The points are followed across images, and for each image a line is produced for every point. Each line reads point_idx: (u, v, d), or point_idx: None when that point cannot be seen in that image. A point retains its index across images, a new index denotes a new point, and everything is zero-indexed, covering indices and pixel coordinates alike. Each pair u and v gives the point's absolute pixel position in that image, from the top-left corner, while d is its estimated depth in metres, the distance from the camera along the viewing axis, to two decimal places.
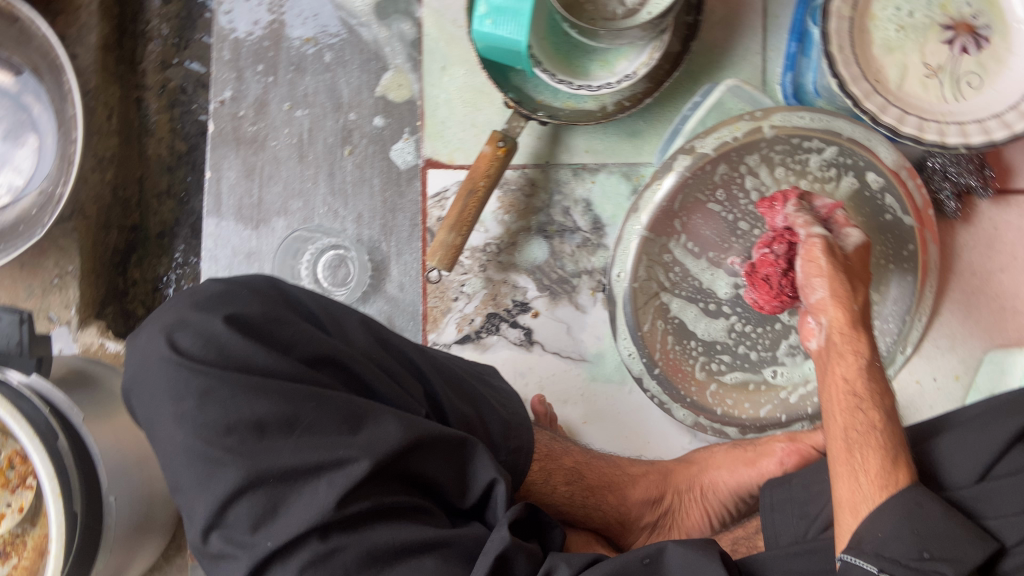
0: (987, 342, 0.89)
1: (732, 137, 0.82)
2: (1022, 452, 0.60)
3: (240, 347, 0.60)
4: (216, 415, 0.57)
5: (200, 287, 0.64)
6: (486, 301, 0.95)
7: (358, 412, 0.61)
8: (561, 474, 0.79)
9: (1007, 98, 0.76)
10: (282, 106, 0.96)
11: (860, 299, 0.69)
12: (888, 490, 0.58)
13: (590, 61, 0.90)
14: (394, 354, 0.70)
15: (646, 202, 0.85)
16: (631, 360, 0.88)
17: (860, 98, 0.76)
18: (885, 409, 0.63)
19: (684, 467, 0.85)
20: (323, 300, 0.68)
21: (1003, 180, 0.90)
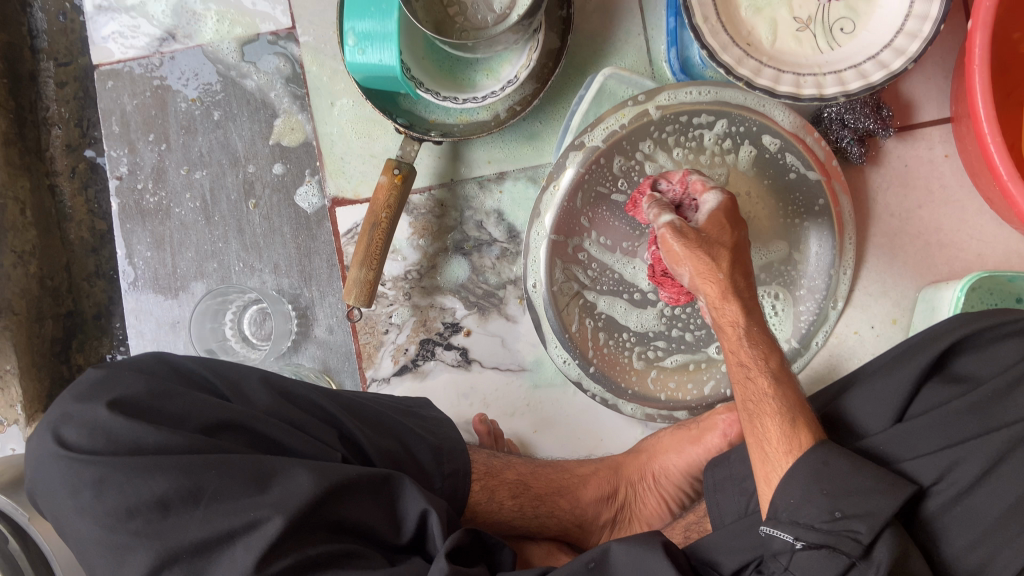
0: (918, 281, 0.89)
1: (619, 125, 0.83)
2: (931, 394, 0.60)
3: (126, 429, 0.58)
4: (116, 502, 0.55)
5: (82, 376, 0.62)
6: (417, 329, 0.94)
7: (265, 469, 0.59)
8: (505, 488, 0.77)
9: (881, 37, 0.75)
10: (180, 170, 0.95)
11: (724, 268, 0.68)
12: (793, 455, 0.59)
13: (474, 72, 0.90)
14: (298, 404, 0.68)
15: (548, 203, 0.84)
16: (567, 366, 0.87)
17: (732, 65, 0.75)
18: (769, 372, 0.65)
19: (633, 458, 0.85)
20: (211, 362, 0.68)
21: (906, 117, 0.89)
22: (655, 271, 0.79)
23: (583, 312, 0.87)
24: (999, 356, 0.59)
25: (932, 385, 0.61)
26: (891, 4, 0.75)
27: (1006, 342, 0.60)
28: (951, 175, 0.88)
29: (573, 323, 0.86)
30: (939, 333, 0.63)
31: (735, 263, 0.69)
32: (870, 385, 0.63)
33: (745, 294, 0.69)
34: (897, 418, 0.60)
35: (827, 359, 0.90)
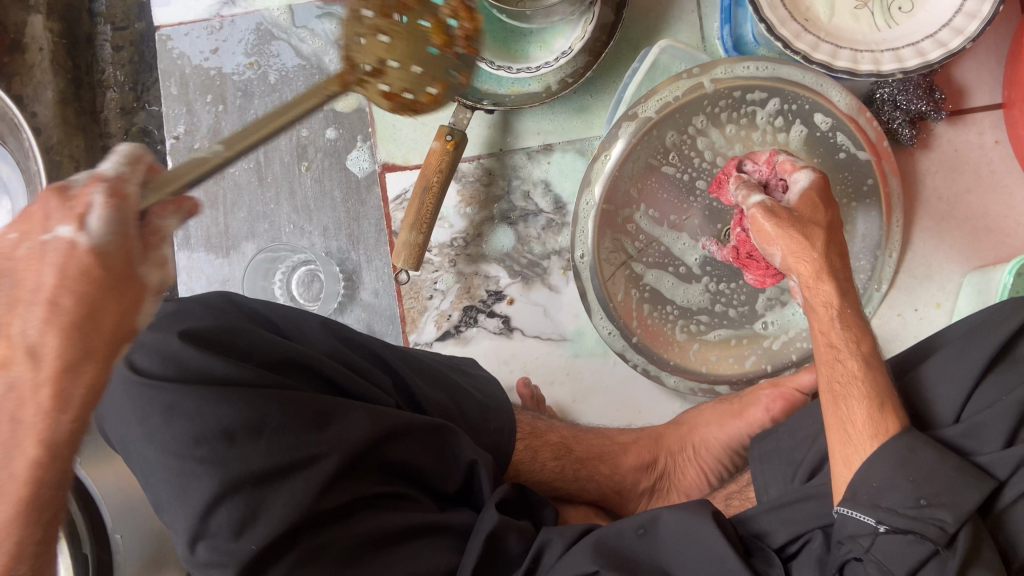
0: (964, 265, 0.89)
1: (673, 97, 0.83)
2: (999, 380, 0.60)
3: (197, 359, 0.60)
4: (184, 428, 0.57)
5: (154, 309, 0.65)
6: (461, 295, 0.95)
7: (324, 410, 0.62)
8: (547, 450, 0.79)
9: (940, 16, 0.75)
10: (235, 131, 0.97)
11: (819, 247, 0.70)
12: (878, 439, 0.59)
13: (528, 43, 0.91)
14: (357, 350, 0.71)
15: (598, 172, 0.85)
16: (611, 338, 0.88)
17: (790, 40, 0.75)
18: (863, 356, 0.66)
19: (674, 429, 0.85)
20: (280, 309, 0.70)
21: (957, 101, 0.89)
22: (740, 253, 0.80)
23: (631, 283, 0.87)
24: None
25: (999, 370, 0.60)
26: None
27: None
28: (1001, 160, 0.89)
29: (619, 293, 0.87)
30: (1003, 316, 0.62)
31: (831, 245, 0.71)
32: (937, 373, 0.63)
33: (841, 278, 0.71)
34: (963, 408, 0.61)
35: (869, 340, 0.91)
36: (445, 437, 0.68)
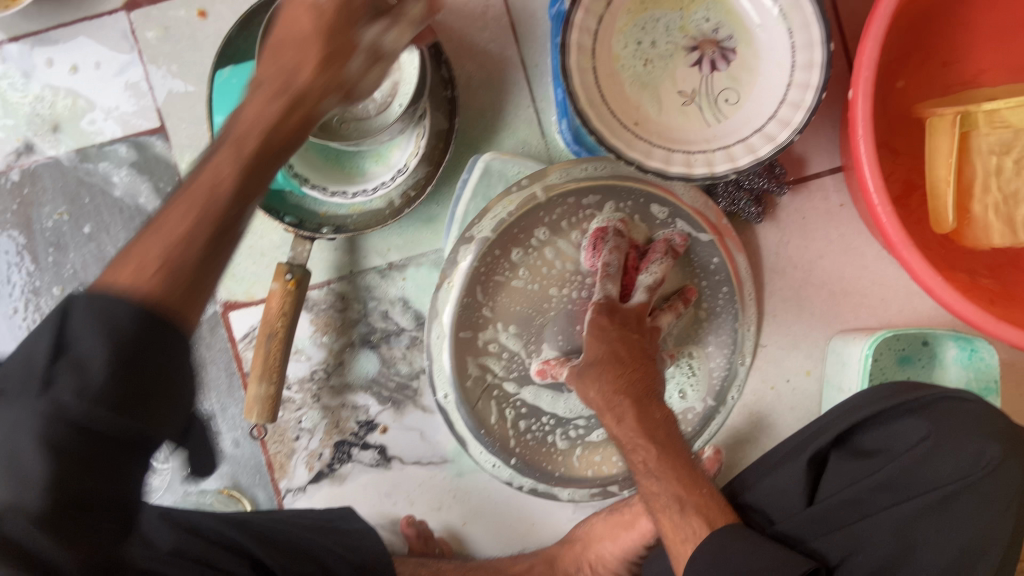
0: (827, 330, 0.90)
1: (507, 212, 0.82)
2: (839, 473, 0.69)
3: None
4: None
5: None
6: (330, 431, 0.89)
7: None
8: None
9: (765, 107, 0.75)
10: (52, 290, 0.88)
11: (595, 385, 0.75)
12: (687, 545, 0.66)
13: (362, 159, 0.86)
14: (203, 536, 0.64)
15: (445, 300, 0.83)
16: (497, 470, 0.86)
17: (623, 149, 0.74)
18: (651, 473, 0.70)
19: (567, 547, 0.83)
20: None
21: (799, 169, 0.90)
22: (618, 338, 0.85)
23: (501, 402, 0.86)
24: (885, 433, 0.69)
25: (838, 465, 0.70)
26: (772, 72, 0.75)
27: (907, 418, 0.68)
28: (847, 223, 0.90)
29: (491, 414, 0.85)
30: (827, 415, 0.75)
31: (622, 377, 0.74)
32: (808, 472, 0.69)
33: (624, 398, 0.73)
34: (809, 499, 0.70)
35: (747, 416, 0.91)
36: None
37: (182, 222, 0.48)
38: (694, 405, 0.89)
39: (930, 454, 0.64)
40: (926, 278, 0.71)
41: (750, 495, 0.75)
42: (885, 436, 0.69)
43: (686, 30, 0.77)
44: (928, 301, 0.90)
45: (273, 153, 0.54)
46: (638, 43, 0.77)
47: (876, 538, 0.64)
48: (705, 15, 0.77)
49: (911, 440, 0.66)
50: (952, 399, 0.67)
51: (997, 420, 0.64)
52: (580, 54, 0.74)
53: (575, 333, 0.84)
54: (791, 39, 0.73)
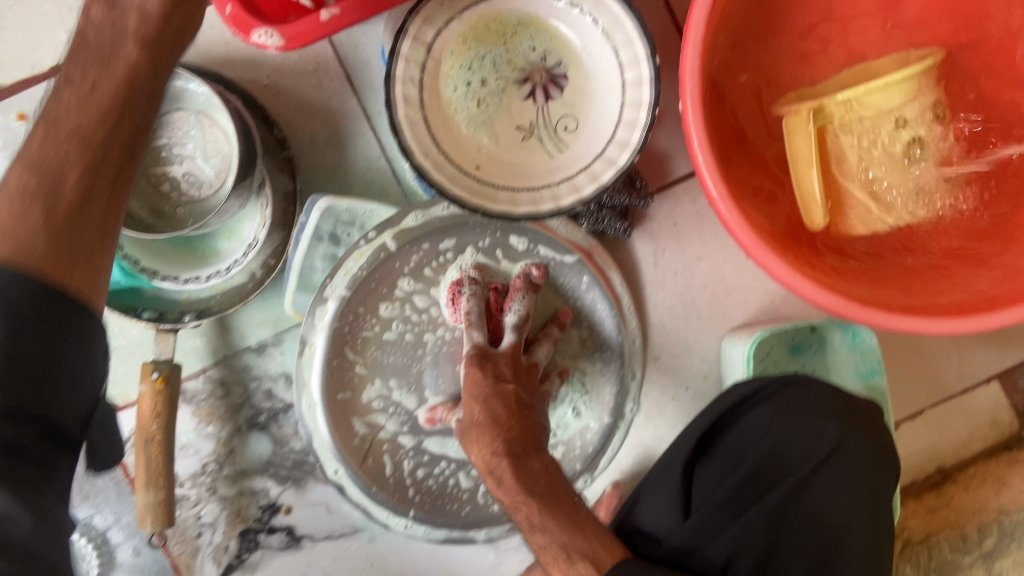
0: (717, 332, 0.89)
1: (358, 267, 0.78)
2: (702, 476, 0.68)
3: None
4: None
5: None
6: (232, 521, 0.86)
7: None
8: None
9: (603, 129, 0.74)
10: None
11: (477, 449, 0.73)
12: None
13: (212, 238, 0.84)
14: None
15: (309, 367, 0.80)
16: (412, 529, 0.82)
17: (466, 198, 0.71)
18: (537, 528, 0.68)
19: None
20: None
21: (661, 177, 0.88)
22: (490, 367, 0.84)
23: (394, 455, 0.83)
24: (745, 429, 0.68)
25: (701, 468, 0.68)
26: (605, 93, 0.74)
27: (751, 412, 0.69)
28: (718, 221, 0.88)
29: (386, 471, 0.82)
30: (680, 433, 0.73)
31: (502, 436, 0.72)
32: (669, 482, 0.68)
33: (501, 459, 0.71)
34: (684, 515, 0.66)
35: (653, 433, 0.89)
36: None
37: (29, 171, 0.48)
38: (591, 423, 0.88)
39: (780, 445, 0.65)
40: (788, 281, 0.69)
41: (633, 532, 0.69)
42: (749, 429, 0.68)
43: (513, 63, 0.74)
44: None
45: (132, 122, 0.52)
46: (467, 84, 0.74)
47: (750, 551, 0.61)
48: (530, 45, 0.75)
49: (761, 432, 0.67)
50: (794, 384, 0.69)
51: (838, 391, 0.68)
52: (406, 107, 0.71)
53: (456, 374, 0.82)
54: (617, 58, 0.72)
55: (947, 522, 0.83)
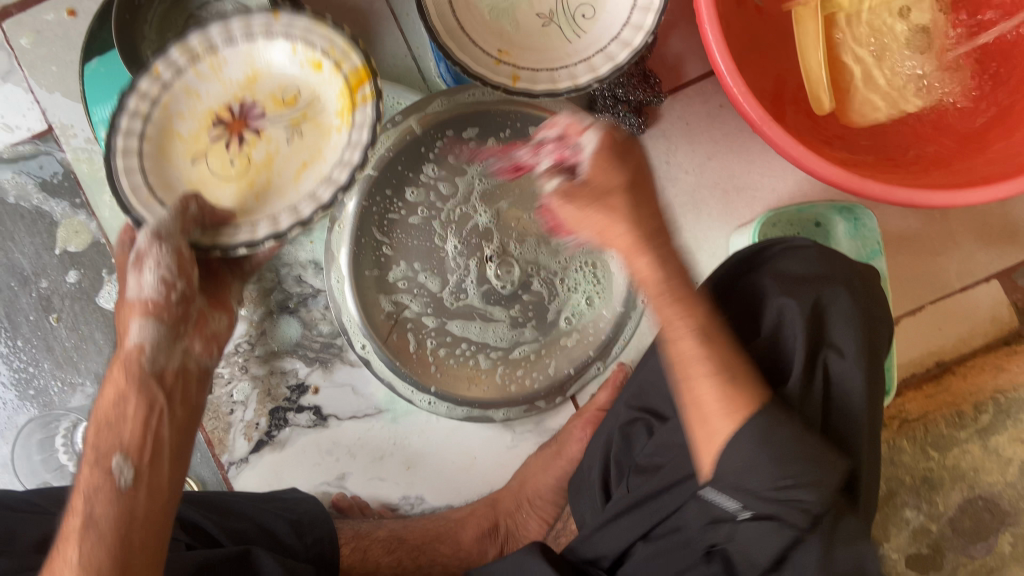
0: (726, 228, 0.92)
1: (386, 148, 0.83)
2: (706, 335, 0.73)
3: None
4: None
5: None
6: (263, 399, 0.91)
7: None
8: (377, 547, 0.80)
9: (620, 15, 0.76)
10: None
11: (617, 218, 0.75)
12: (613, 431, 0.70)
13: None
14: None
15: (338, 245, 0.84)
16: (436, 405, 0.87)
17: (488, 77, 0.75)
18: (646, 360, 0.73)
19: (508, 489, 0.85)
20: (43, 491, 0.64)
21: (675, 77, 0.91)
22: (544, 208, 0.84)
23: (418, 333, 0.86)
24: (749, 291, 0.70)
25: (706, 330, 0.73)
26: None
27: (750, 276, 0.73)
28: (728, 121, 0.92)
29: (410, 347, 0.86)
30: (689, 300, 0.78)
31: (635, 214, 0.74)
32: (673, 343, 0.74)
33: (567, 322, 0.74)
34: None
35: None
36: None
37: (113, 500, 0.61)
38: (603, 312, 0.91)
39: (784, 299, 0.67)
40: (793, 151, 0.72)
41: (633, 399, 0.73)
42: (754, 290, 0.71)
43: None
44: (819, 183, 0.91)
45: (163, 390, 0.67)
46: None
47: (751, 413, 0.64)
48: None
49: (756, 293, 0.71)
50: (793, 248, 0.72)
51: (834, 253, 0.71)
52: None
53: (479, 260, 0.87)
54: None
55: (944, 403, 0.93)
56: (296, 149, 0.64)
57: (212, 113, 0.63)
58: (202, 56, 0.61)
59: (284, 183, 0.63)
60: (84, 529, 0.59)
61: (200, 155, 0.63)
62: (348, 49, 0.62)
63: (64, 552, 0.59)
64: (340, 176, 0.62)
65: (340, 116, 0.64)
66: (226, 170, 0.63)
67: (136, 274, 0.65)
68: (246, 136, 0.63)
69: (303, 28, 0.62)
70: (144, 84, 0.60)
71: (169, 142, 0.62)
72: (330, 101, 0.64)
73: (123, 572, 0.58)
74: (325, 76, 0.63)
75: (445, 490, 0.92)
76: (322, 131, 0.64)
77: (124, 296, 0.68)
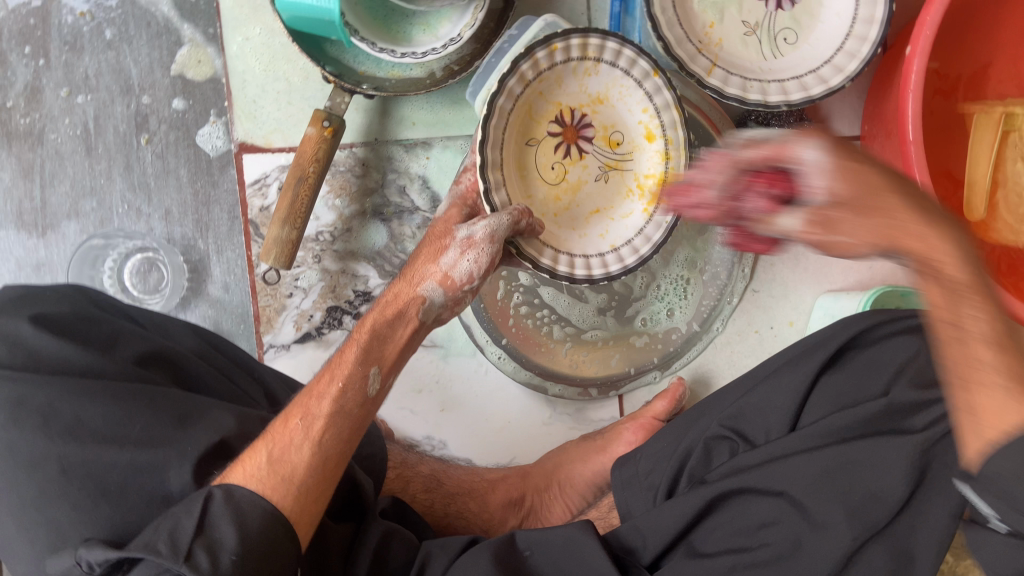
0: (816, 288, 0.93)
1: None
2: (822, 390, 0.65)
3: (40, 384, 0.53)
4: (34, 428, 0.52)
5: (2, 292, 0.60)
6: (325, 294, 0.86)
7: (189, 411, 0.56)
8: (418, 482, 0.81)
9: (822, 52, 0.77)
10: (59, 92, 0.84)
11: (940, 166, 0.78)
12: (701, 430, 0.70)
13: (409, 25, 0.84)
14: (225, 354, 0.69)
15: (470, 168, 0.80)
16: (502, 363, 0.88)
17: (685, 61, 0.75)
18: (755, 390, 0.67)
19: (542, 467, 0.84)
20: (147, 311, 0.66)
21: (821, 131, 0.92)
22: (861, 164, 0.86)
23: (509, 284, 0.87)
24: (884, 352, 0.65)
25: (823, 381, 0.65)
26: (832, 21, 0.77)
27: (897, 339, 0.65)
28: None
29: (498, 296, 0.87)
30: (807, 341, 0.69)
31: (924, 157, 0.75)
32: (776, 382, 0.66)
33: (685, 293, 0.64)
34: (791, 424, 0.65)
35: (728, 357, 0.93)
36: (348, 476, 0.66)
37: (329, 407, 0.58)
38: (678, 326, 0.91)
39: (925, 379, 0.62)
40: None
41: (725, 418, 0.67)
42: (896, 360, 0.64)
43: None
44: (916, 277, 0.93)
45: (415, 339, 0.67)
46: None
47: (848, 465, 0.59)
48: None
49: (895, 362, 0.64)
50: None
51: None
52: None
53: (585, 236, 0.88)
54: None
55: None
56: (599, 189, 0.73)
57: (560, 110, 0.71)
58: (587, 59, 0.68)
59: (579, 215, 0.73)
60: (327, 420, 0.57)
61: (536, 141, 0.71)
62: (682, 152, 0.70)
63: (292, 423, 0.57)
64: (627, 256, 0.71)
65: (643, 192, 0.73)
66: (546, 171, 0.72)
67: (457, 251, 0.64)
68: (572, 149, 0.72)
69: (663, 101, 0.69)
70: (538, 56, 0.66)
71: (526, 116, 0.70)
72: (644, 169, 0.73)
73: (336, 465, 0.57)
74: (653, 151, 0.72)
75: (469, 444, 0.90)
76: (624, 190, 0.74)
77: (446, 228, 0.66)
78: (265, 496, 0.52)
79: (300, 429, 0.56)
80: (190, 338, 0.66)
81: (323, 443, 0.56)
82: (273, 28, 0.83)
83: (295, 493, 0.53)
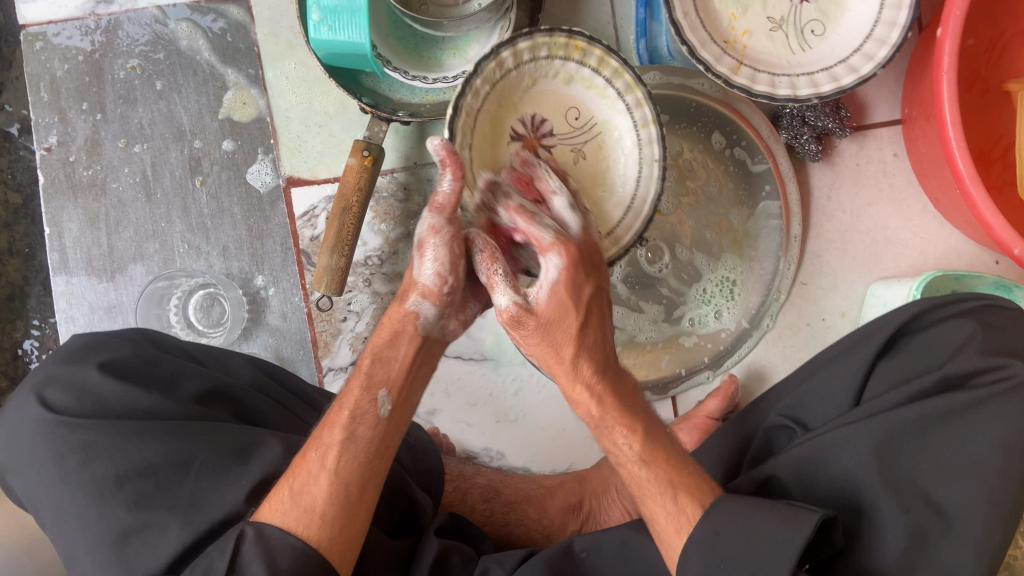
0: (866, 276, 0.92)
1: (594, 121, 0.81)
2: (884, 372, 0.63)
3: (109, 425, 0.57)
4: (105, 468, 0.56)
5: (67, 343, 0.64)
6: (377, 316, 0.89)
7: (243, 444, 0.59)
8: (476, 492, 0.82)
9: (852, 41, 0.76)
10: (117, 143, 0.89)
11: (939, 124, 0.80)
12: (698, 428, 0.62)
13: (440, 50, 0.86)
14: (280, 382, 0.73)
15: None
16: None
17: (711, 63, 0.76)
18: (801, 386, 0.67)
19: (599, 472, 0.86)
20: (205, 347, 0.71)
21: (860, 117, 0.91)
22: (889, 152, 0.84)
23: None
24: (938, 335, 0.62)
25: (884, 362, 0.64)
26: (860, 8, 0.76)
27: (954, 321, 0.62)
28: (900, 173, 0.91)
29: None
30: (865, 327, 0.68)
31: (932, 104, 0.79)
32: (833, 369, 0.65)
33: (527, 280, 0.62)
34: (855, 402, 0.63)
35: (779, 351, 0.92)
36: (406, 492, 0.69)
37: (343, 432, 0.58)
38: (727, 325, 0.92)
39: (988, 348, 0.58)
40: (991, 218, 0.72)
41: (784, 408, 0.67)
42: (950, 341, 0.61)
43: None
44: (971, 257, 0.90)
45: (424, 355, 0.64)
46: None
47: (904, 437, 0.56)
48: None
49: (953, 339, 0.61)
50: (996, 305, 0.63)
51: None
52: None
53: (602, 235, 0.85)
54: None
55: None
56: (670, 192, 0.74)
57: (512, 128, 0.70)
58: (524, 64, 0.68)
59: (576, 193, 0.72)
60: (345, 444, 0.58)
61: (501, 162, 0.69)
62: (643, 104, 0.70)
63: (311, 458, 0.57)
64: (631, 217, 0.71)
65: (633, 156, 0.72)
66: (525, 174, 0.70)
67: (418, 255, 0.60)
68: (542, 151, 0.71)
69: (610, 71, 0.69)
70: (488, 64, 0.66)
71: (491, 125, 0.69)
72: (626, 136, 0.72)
73: (361, 487, 0.57)
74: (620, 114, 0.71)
75: (525, 452, 0.91)
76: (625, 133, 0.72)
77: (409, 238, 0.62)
78: (291, 529, 0.54)
79: (317, 461, 0.57)
80: (247, 371, 0.70)
81: (342, 470, 0.56)
82: (307, 64, 0.87)
83: (318, 524, 0.54)
